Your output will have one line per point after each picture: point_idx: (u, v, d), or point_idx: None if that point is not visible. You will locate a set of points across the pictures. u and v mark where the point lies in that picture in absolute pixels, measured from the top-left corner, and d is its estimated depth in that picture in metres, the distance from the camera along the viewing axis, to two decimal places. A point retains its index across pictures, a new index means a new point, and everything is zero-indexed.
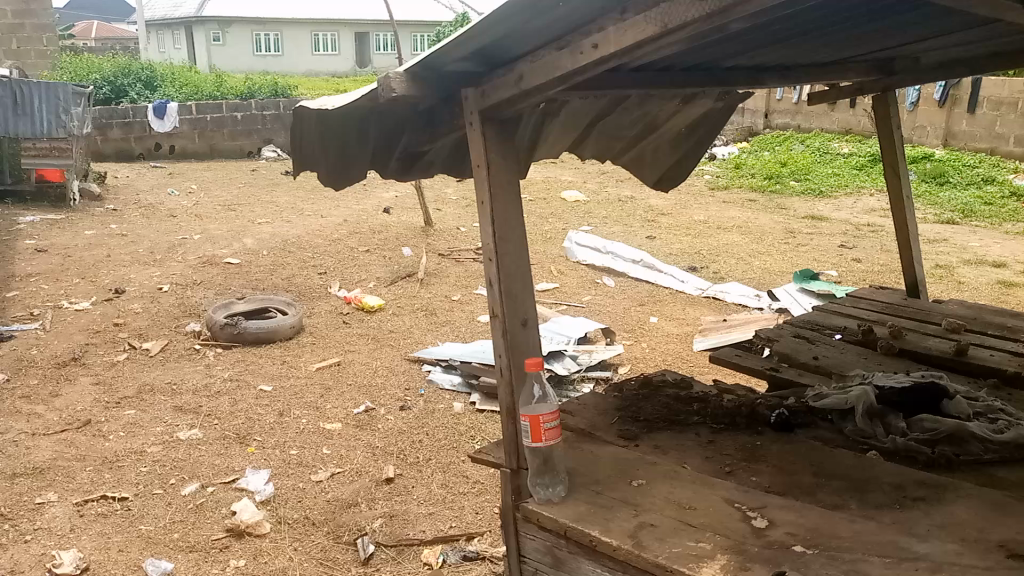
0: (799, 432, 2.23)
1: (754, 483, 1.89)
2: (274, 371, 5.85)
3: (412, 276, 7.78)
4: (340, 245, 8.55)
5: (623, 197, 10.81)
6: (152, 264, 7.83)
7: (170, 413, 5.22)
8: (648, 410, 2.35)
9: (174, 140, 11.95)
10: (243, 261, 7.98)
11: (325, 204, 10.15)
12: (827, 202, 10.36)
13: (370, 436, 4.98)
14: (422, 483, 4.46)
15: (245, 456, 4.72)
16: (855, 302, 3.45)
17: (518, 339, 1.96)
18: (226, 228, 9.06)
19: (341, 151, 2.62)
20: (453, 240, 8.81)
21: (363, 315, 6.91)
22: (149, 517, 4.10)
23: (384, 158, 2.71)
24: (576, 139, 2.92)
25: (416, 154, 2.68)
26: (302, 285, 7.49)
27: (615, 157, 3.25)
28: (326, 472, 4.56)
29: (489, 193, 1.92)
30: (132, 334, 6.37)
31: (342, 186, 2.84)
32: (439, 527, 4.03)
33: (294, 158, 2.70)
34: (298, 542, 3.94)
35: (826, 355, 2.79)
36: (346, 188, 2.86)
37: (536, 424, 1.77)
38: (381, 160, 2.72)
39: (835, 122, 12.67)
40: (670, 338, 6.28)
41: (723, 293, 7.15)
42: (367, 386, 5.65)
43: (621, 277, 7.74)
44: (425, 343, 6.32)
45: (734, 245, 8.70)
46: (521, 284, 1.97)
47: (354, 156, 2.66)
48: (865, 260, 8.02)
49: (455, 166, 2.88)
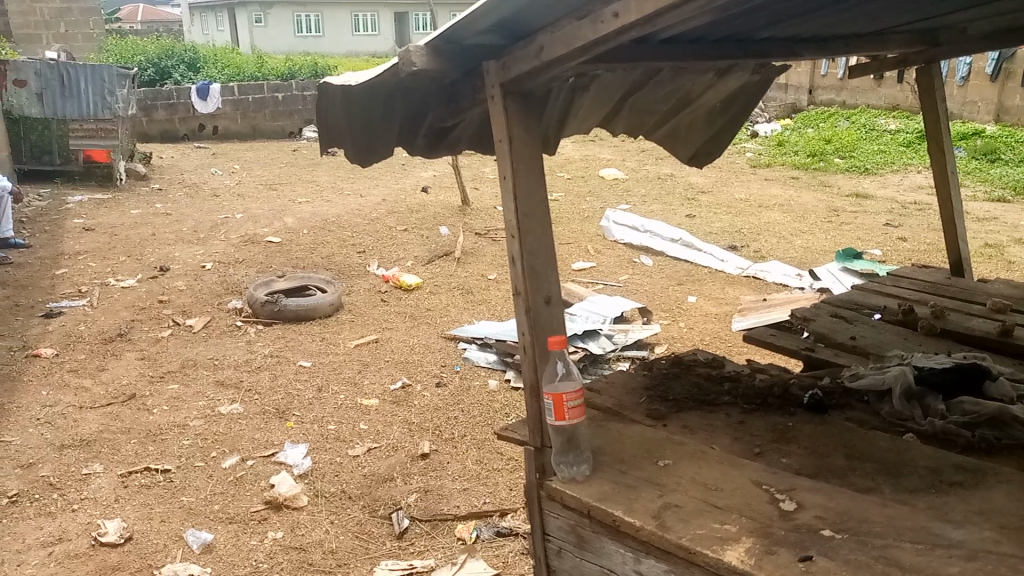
0: (834, 413, 2.18)
1: (785, 465, 1.85)
2: (313, 347, 5.93)
3: (449, 255, 7.81)
4: (379, 224, 8.61)
5: (663, 175, 10.70)
6: (195, 243, 7.97)
7: (211, 387, 5.33)
8: (677, 390, 2.33)
9: (217, 121, 12.12)
10: (283, 239, 8.08)
11: (364, 184, 10.22)
12: (873, 179, 10.12)
13: (406, 412, 5.02)
14: (457, 458, 4.50)
15: (283, 431, 4.79)
16: (896, 280, 3.36)
17: (542, 317, 1.94)
18: (267, 206, 9.18)
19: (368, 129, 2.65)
20: (491, 219, 8.80)
21: (401, 294, 6.96)
22: (191, 488, 4.20)
23: (412, 135, 2.72)
24: (607, 114, 2.87)
25: (443, 130, 2.68)
26: (341, 263, 7.56)
27: (648, 132, 3.21)
28: (362, 447, 4.61)
29: (511, 168, 1.90)
30: (176, 310, 6.50)
31: (370, 163, 2.87)
32: (473, 503, 4.06)
33: (322, 134, 2.72)
34: (335, 515, 4.00)
35: (863, 335, 2.73)
36: (374, 165, 2.88)
37: (559, 402, 1.76)
38: (409, 136, 2.73)
39: (883, 98, 12.32)
40: (708, 318, 6.22)
41: (764, 272, 7.04)
42: (404, 362, 5.69)
43: (659, 256, 7.68)
44: (461, 321, 6.35)
45: (775, 223, 8.56)
46: (544, 262, 1.94)
47: (383, 134, 2.68)
48: (911, 238, 7.83)
49: (483, 143, 2.88)
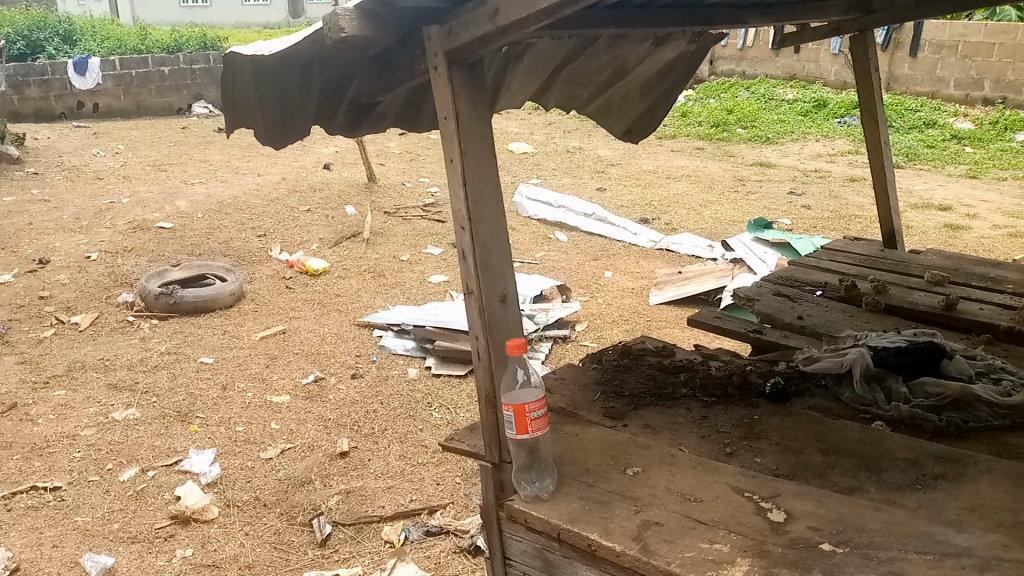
0: (797, 402, 2.06)
1: (760, 466, 1.70)
2: (215, 342, 5.52)
3: (357, 236, 7.47)
4: (279, 205, 8.16)
5: (571, 148, 10.58)
6: (78, 231, 7.35)
7: (103, 391, 4.88)
8: (632, 384, 2.16)
9: (98, 98, 11.27)
10: (176, 225, 7.54)
11: (261, 162, 9.70)
12: (774, 148, 10.29)
13: (322, 408, 4.72)
14: (378, 455, 4.25)
15: (187, 436, 4.42)
16: (831, 255, 3.30)
17: (498, 318, 1.73)
18: (156, 189, 8.56)
19: (281, 97, 2.37)
20: (399, 197, 8.48)
21: (307, 279, 6.59)
22: (85, 507, 3.81)
23: (331, 110, 2.47)
24: (539, 83, 2.67)
25: (366, 105, 2.46)
26: (240, 249, 7.11)
27: (584, 102, 3.05)
28: (275, 448, 4.30)
29: (460, 149, 1.68)
30: (59, 307, 5.96)
31: (284, 141, 2.59)
32: (400, 502, 3.83)
33: (228, 109, 2.49)
34: (249, 526, 3.70)
35: (810, 314, 2.63)
36: (288, 143, 2.61)
37: (522, 413, 1.57)
38: (328, 112, 2.48)
39: (781, 69, 12.52)
40: (625, 293, 6.13)
41: (676, 244, 7.01)
42: (316, 354, 5.37)
43: (573, 232, 7.55)
44: (374, 306, 6.06)
45: (684, 195, 8.57)
46: (498, 256, 1.73)
47: (296, 105, 2.41)
48: (815, 207, 7.97)
49: (409, 114, 2.66)
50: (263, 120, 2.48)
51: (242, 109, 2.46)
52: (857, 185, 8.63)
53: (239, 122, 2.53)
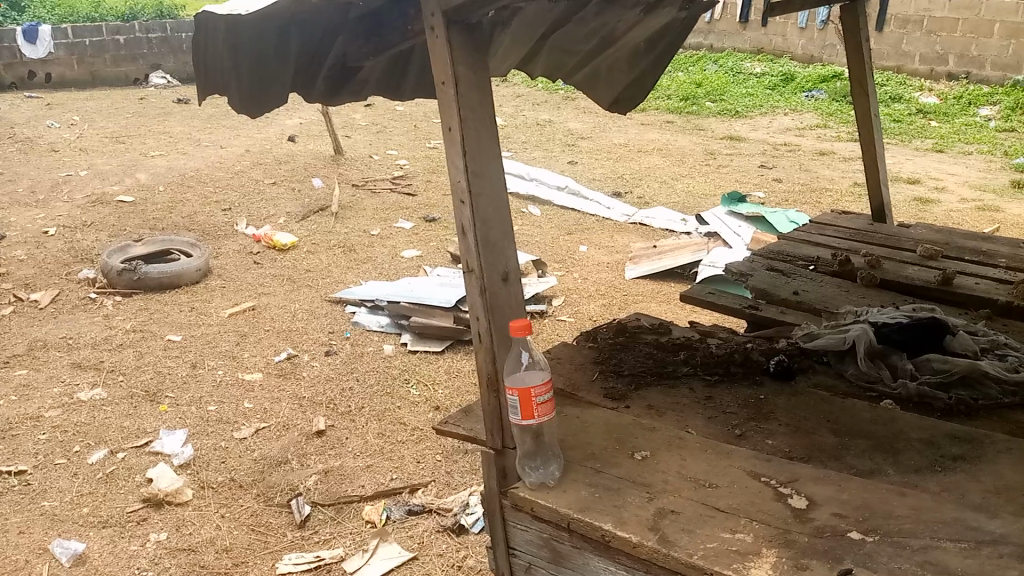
0: (801, 380, 2.00)
1: (773, 448, 1.65)
2: (182, 319, 5.35)
3: (325, 210, 7.30)
4: (244, 178, 7.94)
5: (541, 121, 10.44)
6: (34, 206, 7.08)
7: (67, 370, 4.71)
8: (631, 362, 2.09)
9: (50, 67, 10.85)
10: (138, 199, 7.30)
11: (224, 134, 9.42)
12: (743, 122, 10.25)
13: (295, 386, 4.60)
14: (356, 433, 4.15)
15: (156, 416, 4.28)
16: (820, 228, 3.25)
17: (501, 298, 1.63)
18: (115, 162, 8.28)
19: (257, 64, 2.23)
20: (367, 169, 8.30)
21: (275, 254, 6.42)
22: (52, 491, 3.67)
23: (311, 77, 2.34)
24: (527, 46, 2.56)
25: (349, 72, 2.36)
26: (205, 223, 6.91)
27: (572, 69, 2.95)
28: (249, 428, 4.17)
29: (458, 117, 1.57)
30: (17, 284, 5.74)
31: (262, 110, 2.46)
32: (380, 481, 3.75)
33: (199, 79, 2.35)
34: (225, 508, 3.59)
35: (806, 290, 2.57)
36: (265, 112, 2.47)
37: (527, 399, 1.48)
38: (307, 79, 2.35)
39: (748, 42, 12.45)
40: (601, 267, 6.07)
41: (650, 217, 6.95)
42: (287, 331, 5.23)
43: (546, 206, 7.45)
44: (346, 282, 5.92)
45: (656, 168, 8.51)
46: (499, 232, 1.63)
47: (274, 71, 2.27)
48: (786, 180, 7.96)
49: (393, 75, 2.55)
50: (237, 88, 2.34)
51: (215, 78, 2.32)
52: (827, 159, 8.64)
53: (212, 91, 2.39)
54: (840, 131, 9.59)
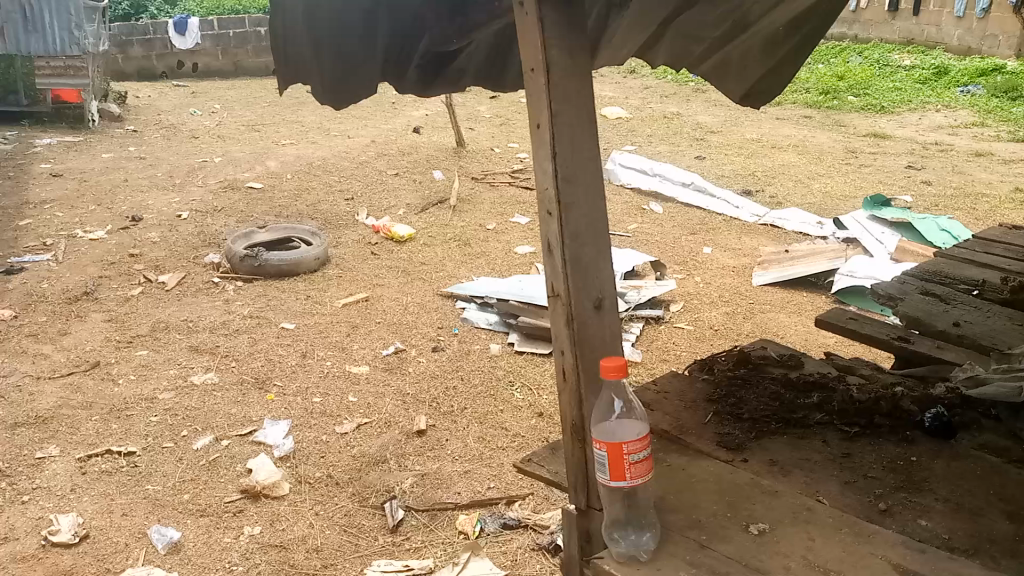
0: (962, 438, 1.69)
1: (925, 535, 1.37)
2: (297, 307, 5.38)
3: (444, 202, 7.22)
4: (368, 168, 7.98)
5: (669, 114, 10.02)
6: (171, 189, 7.38)
7: (184, 353, 4.80)
8: (752, 403, 1.82)
9: (197, 58, 11.37)
10: (265, 185, 7.47)
11: (352, 124, 9.53)
12: (889, 118, 9.47)
13: (401, 381, 4.51)
14: (457, 436, 4.00)
15: (263, 405, 4.27)
16: (986, 245, 2.84)
17: (591, 328, 1.49)
18: (248, 149, 8.52)
19: (340, 40, 2.14)
20: (487, 162, 8.17)
21: (392, 246, 6.38)
22: (158, 475, 3.71)
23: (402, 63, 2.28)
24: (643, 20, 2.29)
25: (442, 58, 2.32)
26: (327, 212, 6.97)
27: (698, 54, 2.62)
28: (351, 423, 4.10)
29: (549, 110, 1.42)
30: (148, 266, 5.95)
31: (345, 101, 2.37)
32: (477, 489, 3.58)
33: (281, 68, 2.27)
34: (320, 505, 3.51)
35: (970, 321, 2.22)
36: (347, 103, 2.38)
37: (619, 455, 1.30)
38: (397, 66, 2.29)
39: (898, 32, 11.52)
40: (726, 271, 5.68)
41: (782, 219, 6.48)
42: (396, 324, 5.15)
43: (669, 203, 7.08)
44: (459, 277, 5.80)
45: (790, 166, 7.97)
46: (593, 250, 1.48)
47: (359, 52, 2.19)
48: (936, 182, 7.26)
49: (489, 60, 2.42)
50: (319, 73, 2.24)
51: (297, 58, 2.20)
52: (984, 160, 7.84)
53: (293, 79, 2.30)
54: (1000, 130, 8.70)
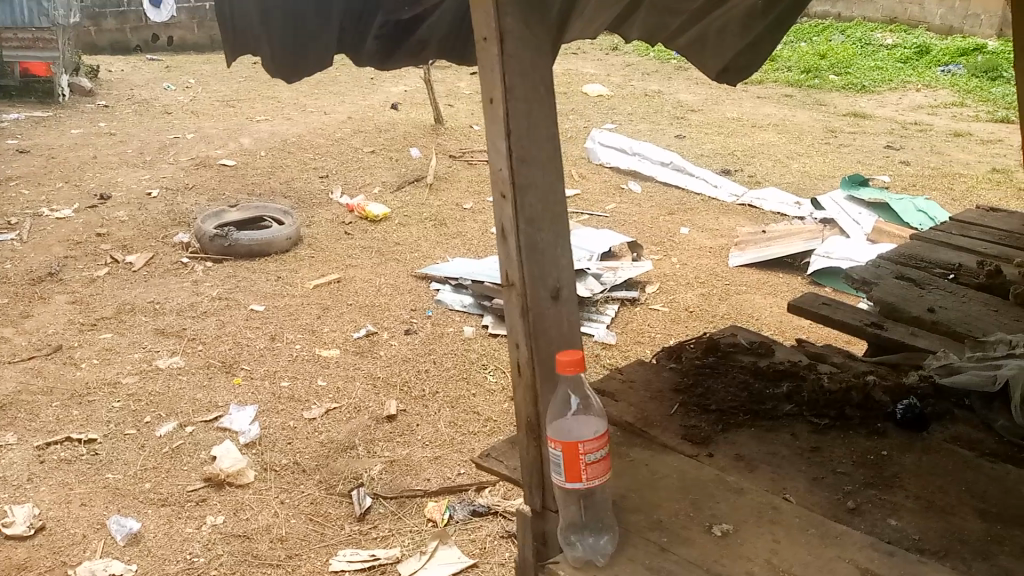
0: (936, 430, 1.62)
1: (896, 536, 1.28)
2: (267, 288, 5.25)
3: (420, 181, 7.09)
4: (343, 145, 7.82)
5: (650, 92, 9.90)
6: (141, 167, 7.20)
7: (150, 337, 4.67)
8: (720, 394, 1.74)
9: (172, 32, 11.09)
10: (238, 163, 7.31)
11: (328, 100, 9.34)
12: (870, 98, 9.41)
13: (371, 364, 4.40)
14: (428, 420, 3.91)
15: (230, 389, 4.16)
16: (963, 228, 2.78)
17: (547, 320, 1.40)
18: (221, 126, 8.33)
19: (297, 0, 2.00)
20: (465, 139, 8.03)
21: (366, 226, 6.25)
22: (119, 463, 3.60)
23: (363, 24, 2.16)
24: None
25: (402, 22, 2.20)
26: (301, 190, 6.82)
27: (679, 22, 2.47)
28: (320, 408, 4.00)
29: (503, 84, 1.31)
30: (115, 246, 5.79)
31: (297, 74, 2.20)
32: (446, 475, 3.49)
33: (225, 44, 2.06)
34: (286, 493, 3.42)
35: (945, 307, 2.15)
36: (299, 76, 2.21)
37: (574, 456, 1.20)
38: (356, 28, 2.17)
39: (881, 11, 11.41)
40: (703, 251, 5.60)
41: (760, 200, 6.41)
42: (369, 306, 5.04)
43: (648, 182, 6.99)
44: (433, 257, 5.69)
45: (770, 145, 7.90)
46: (549, 237, 1.39)
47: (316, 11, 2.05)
48: (915, 162, 7.22)
49: (452, 39, 2.31)
50: (269, 46, 2.07)
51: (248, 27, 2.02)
52: (962, 140, 7.80)
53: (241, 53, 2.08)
54: (978, 110, 8.66)
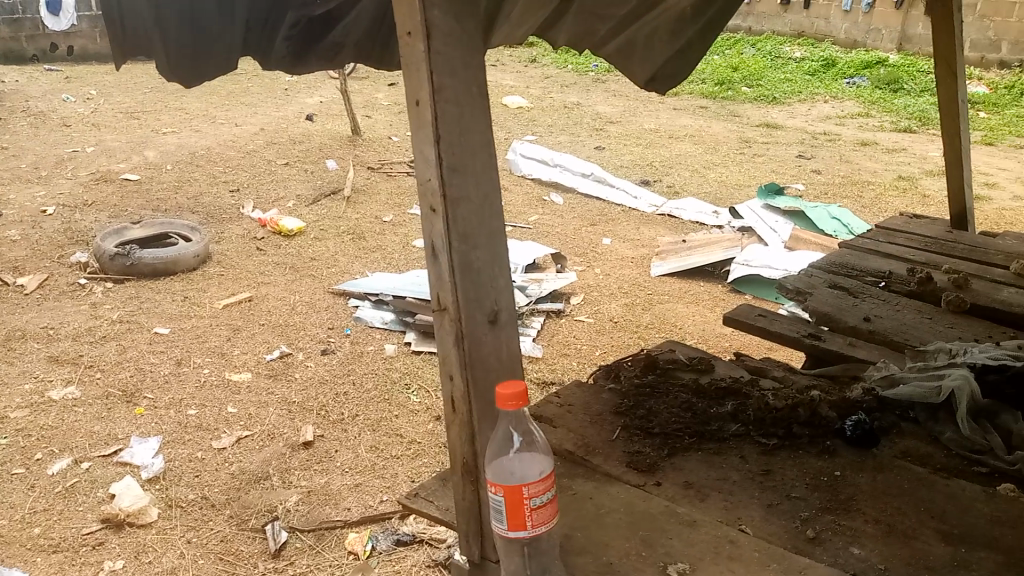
0: (886, 447, 1.56)
1: (858, 566, 1.20)
2: (173, 310, 4.95)
3: (337, 193, 6.86)
4: (255, 157, 7.52)
5: (569, 103, 9.91)
6: (35, 182, 6.74)
7: (43, 365, 4.32)
8: (661, 415, 1.64)
9: (72, 41, 10.53)
10: (143, 177, 6.93)
11: (240, 111, 8.99)
12: (780, 109, 9.64)
13: (286, 387, 4.17)
14: (347, 445, 3.71)
15: (131, 420, 3.87)
16: (889, 235, 2.79)
17: (484, 347, 1.26)
18: (124, 139, 7.91)
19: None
20: (383, 151, 7.84)
21: (280, 241, 5.99)
22: (5, 506, 3.28)
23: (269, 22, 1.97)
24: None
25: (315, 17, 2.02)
26: (210, 205, 6.50)
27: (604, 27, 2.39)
28: (230, 437, 3.75)
29: (431, 85, 1.17)
30: (5, 267, 5.37)
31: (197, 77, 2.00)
32: (368, 502, 3.31)
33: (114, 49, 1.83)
34: (193, 532, 3.16)
35: (880, 315, 2.12)
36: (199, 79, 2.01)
37: (518, 501, 1.08)
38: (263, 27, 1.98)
39: (788, 25, 11.72)
40: (625, 262, 5.57)
41: (678, 209, 6.43)
42: (283, 326, 4.80)
43: (570, 194, 6.95)
44: (351, 273, 5.48)
45: (686, 156, 7.98)
46: (485, 254, 1.26)
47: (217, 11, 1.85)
48: (825, 171, 7.40)
49: (369, 33, 2.16)
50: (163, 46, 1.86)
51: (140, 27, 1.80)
52: (868, 149, 8.06)
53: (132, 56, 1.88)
54: (882, 121, 8.98)
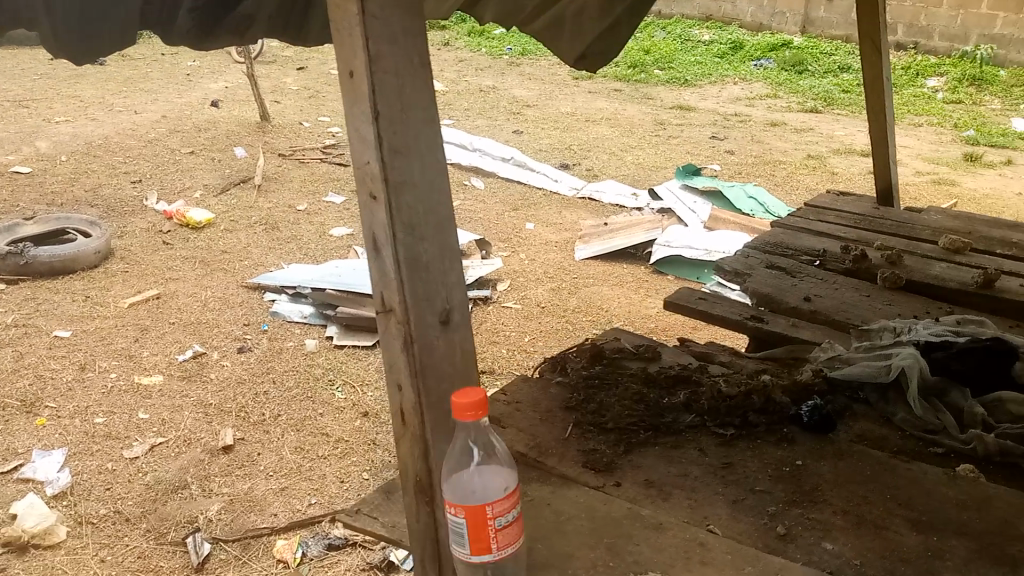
0: (842, 431, 1.52)
1: (834, 562, 1.15)
2: (73, 311, 4.62)
3: (247, 182, 6.57)
4: (158, 146, 7.13)
5: (484, 87, 9.77)
6: None
7: None
8: (613, 408, 1.56)
9: None
10: (35, 170, 6.47)
11: (139, 98, 8.52)
12: (692, 91, 9.76)
13: (202, 389, 3.94)
14: (270, 447, 3.53)
15: (31, 432, 3.58)
16: (819, 213, 2.79)
17: (436, 350, 1.15)
18: (12, 129, 7.37)
19: None
20: (295, 137, 7.55)
21: (188, 233, 5.68)
22: None
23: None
24: None
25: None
26: (110, 198, 6.12)
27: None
28: (142, 445, 3.51)
29: (367, 54, 1.06)
30: None
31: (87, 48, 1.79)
32: (295, 506, 3.15)
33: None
34: (107, 549, 2.94)
35: (820, 294, 2.10)
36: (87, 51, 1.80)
37: (481, 522, 0.99)
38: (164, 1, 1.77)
39: (696, 8, 11.82)
40: (549, 246, 5.51)
41: (598, 192, 6.41)
42: (195, 324, 4.54)
43: (490, 178, 6.84)
44: (265, 265, 5.24)
45: (604, 138, 7.97)
46: (434, 246, 1.15)
47: None
48: (739, 151, 7.51)
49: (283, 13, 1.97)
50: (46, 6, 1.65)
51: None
52: (778, 130, 8.23)
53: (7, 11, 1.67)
54: (790, 101, 9.20)
